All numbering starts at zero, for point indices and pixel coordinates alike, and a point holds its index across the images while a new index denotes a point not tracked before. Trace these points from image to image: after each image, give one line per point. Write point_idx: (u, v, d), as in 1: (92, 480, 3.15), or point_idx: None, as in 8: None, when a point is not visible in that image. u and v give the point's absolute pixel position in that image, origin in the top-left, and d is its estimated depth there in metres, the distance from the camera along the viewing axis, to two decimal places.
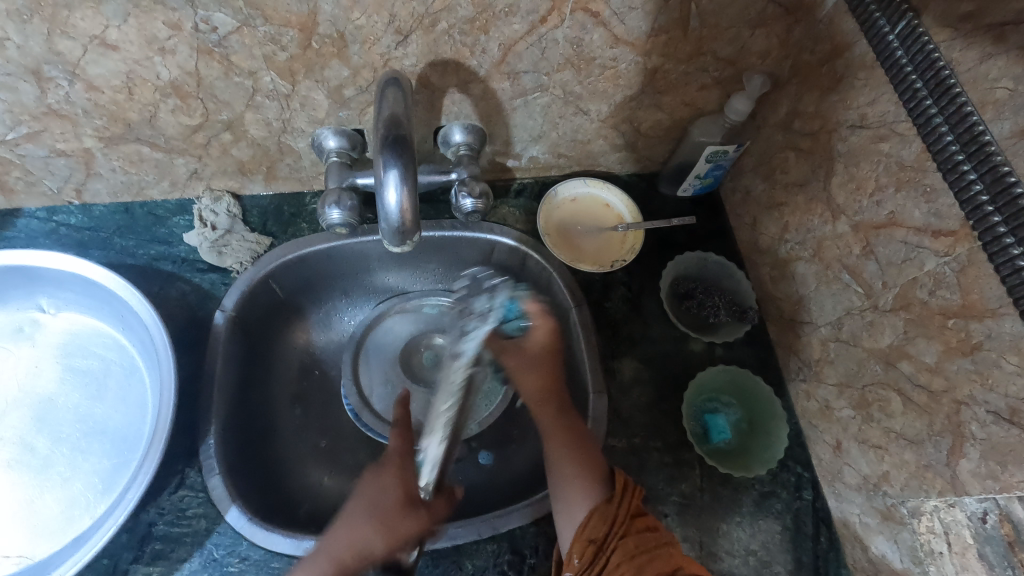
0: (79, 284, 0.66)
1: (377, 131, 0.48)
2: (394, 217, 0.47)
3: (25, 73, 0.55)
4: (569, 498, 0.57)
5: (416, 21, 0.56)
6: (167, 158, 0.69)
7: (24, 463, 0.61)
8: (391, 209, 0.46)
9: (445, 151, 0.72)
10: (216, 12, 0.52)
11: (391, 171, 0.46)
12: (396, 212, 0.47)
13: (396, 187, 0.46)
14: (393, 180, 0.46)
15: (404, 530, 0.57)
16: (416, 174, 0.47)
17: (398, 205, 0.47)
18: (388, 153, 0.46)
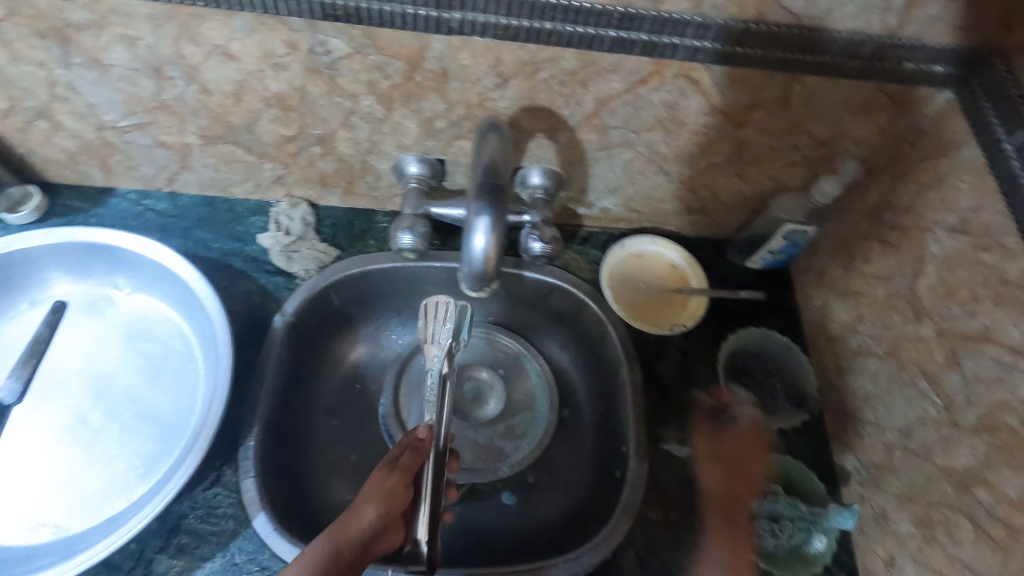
0: (156, 270, 0.69)
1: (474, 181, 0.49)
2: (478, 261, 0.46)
3: (148, 70, 0.59)
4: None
5: (519, 68, 0.57)
6: (257, 160, 0.72)
7: (75, 435, 0.63)
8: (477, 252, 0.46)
9: (518, 190, 0.71)
10: (333, 38, 0.55)
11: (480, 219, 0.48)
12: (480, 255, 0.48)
13: (485, 231, 0.46)
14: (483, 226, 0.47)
15: (385, 484, 0.58)
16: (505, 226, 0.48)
17: (483, 250, 0.46)
18: (482, 200, 0.46)
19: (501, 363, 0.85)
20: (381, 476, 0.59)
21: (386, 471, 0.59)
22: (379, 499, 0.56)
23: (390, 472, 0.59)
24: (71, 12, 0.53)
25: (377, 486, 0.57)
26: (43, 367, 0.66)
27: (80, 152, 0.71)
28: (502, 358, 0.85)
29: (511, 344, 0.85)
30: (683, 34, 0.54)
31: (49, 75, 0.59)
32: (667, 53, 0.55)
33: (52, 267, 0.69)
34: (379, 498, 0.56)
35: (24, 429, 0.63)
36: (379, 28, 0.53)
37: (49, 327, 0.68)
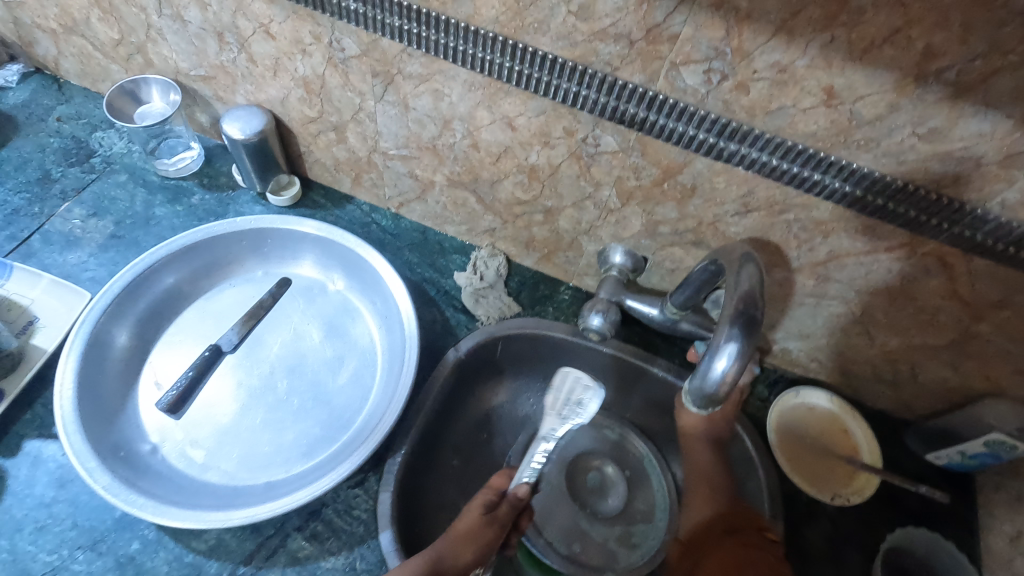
0: (371, 278, 0.77)
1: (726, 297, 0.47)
2: (712, 382, 0.45)
3: (439, 119, 0.68)
4: (695, 506, 0.66)
5: (768, 204, 0.59)
6: (481, 210, 0.80)
7: (264, 397, 0.71)
8: (715, 373, 0.45)
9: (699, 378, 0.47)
10: (608, 136, 0.60)
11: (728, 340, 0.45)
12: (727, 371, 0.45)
13: (728, 358, 0.45)
14: (731, 350, 0.44)
15: (484, 534, 0.65)
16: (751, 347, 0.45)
17: (721, 373, 0.45)
18: (737, 326, 0.44)
19: (629, 464, 0.83)
20: (482, 523, 0.66)
21: (487, 520, 0.66)
22: (477, 546, 0.64)
23: (490, 521, 0.66)
24: (407, 64, 0.63)
25: (475, 531, 0.65)
26: (257, 329, 0.76)
27: (346, 164, 0.83)
28: (632, 459, 0.83)
29: (641, 448, 0.83)
30: (956, 220, 0.52)
31: (361, 103, 0.71)
32: (923, 232, 0.54)
33: (291, 248, 0.80)
34: (476, 546, 0.64)
35: (229, 377, 0.72)
36: (654, 139, 0.58)
37: (272, 296, 0.78)
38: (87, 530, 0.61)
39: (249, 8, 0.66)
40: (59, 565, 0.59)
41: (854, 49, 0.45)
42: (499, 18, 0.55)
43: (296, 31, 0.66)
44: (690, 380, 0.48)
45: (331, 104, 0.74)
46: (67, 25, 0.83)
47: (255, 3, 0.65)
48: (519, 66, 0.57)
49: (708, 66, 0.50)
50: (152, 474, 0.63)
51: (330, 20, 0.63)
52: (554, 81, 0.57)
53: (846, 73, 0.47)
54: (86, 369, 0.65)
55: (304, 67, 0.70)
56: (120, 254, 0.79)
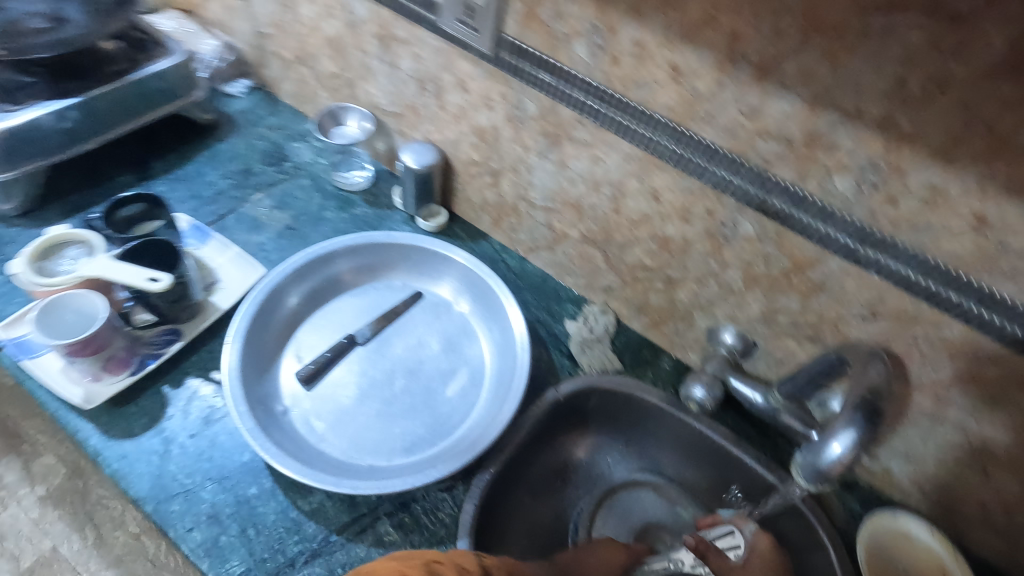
0: (495, 308, 0.85)
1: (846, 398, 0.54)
2: (826, 460, 0.52)
3: (590, 181, 0.77)
4: None
5: (897, 314, 0.61)
6: (605, 268, 0.86)
7: (381, 390, 0.79)
8: (831, 454, 0.52)
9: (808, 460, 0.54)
10: (748, 223, 0.66)
11: (841, 432, 0.52)
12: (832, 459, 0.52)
13: (843, 443, 0.52)
14: (846, 437, 0.51)
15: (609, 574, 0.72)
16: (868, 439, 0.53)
17: (836, 455, 0.52)
18: (859, 418, 0.51)
19: None
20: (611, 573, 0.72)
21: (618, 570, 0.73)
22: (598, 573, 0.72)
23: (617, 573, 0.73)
24: (577, 130, 0.73)
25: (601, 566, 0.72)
26: (387, 330, 0.85)
27: (492, 205, 0.94)
28: None
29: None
30: None
31: (524, 156, 0.82)
32: None
33: (430, 267, 0.90)
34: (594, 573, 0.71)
35: (356, 365, 0.81)
36: (791, 233, 0.63)
37: (405, 305, 0.87)
38: (219, 464, 0.70)
39: (456, 65, 0.80)
40: (191, 489, 0.68)
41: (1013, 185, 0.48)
42: (672, 106, 0.63)
43: (489, 89, 0.78)
44: (804, 454, 0.55)
45: (498, 152, 0.85)
46: (299, 56, 1.02)
47: (462, 63, 0.79)
48: (679, 148, 0.65)
49: (861, 176, 0.55)
50: (281, 430, 0.72)
51: (522, 85, 0.74)
52: (708, 165, 0.64)
53: (1000, 205, 0.50)
54: (251, 328, 0.78)
55: (484, 119, 0.82)
56: (293, 244, 0.93)
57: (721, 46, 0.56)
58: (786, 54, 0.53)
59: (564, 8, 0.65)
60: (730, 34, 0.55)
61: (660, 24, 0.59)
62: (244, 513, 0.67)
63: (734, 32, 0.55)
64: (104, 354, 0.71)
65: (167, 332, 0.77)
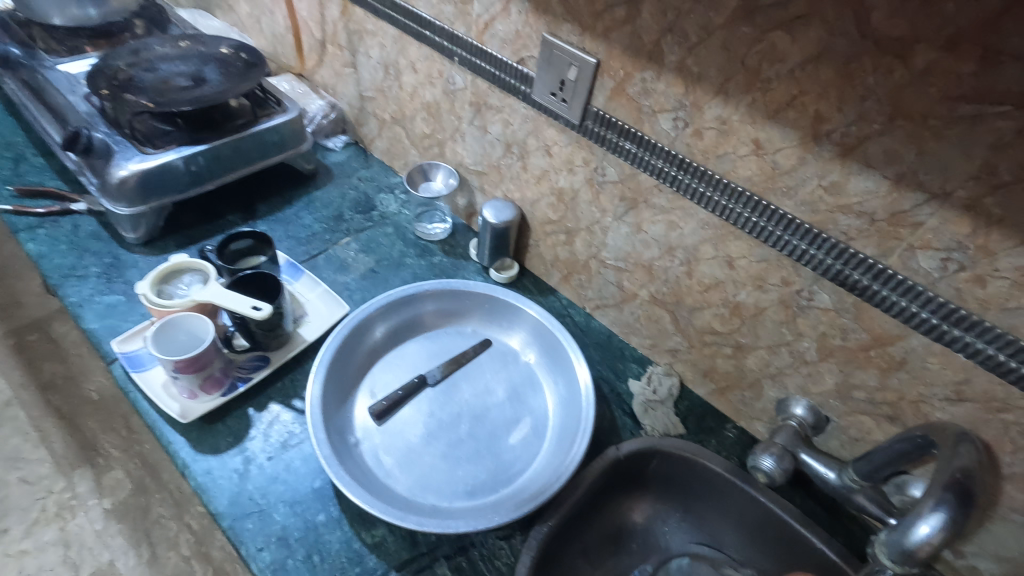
0: (563, 361, 0.87)
1: (933, 480, 0.54)
2: (912, 541, 0.51)
3: (663, 244, 0.80)
4: None
5: (985, 399, 0.59)
6: (672, 331, 0.88)
7: (447, 431, 0.81)
8: (917, 535, 0.51)
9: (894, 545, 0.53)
10: (825, 293, 0.67)
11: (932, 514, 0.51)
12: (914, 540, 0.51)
13: (932, 523, 0.51)
14: (935, 519, 0.50)
15: None
16: (958, 526, 0.51)
17: (923, 537, 0.51)
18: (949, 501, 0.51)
19: None
20: None
21: None
22: None
23: None
24: (655, 197, 0.77)
25: None
26: (456, 373, 0.88)
27: (563, 262, 0.98)
28: None
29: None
30: None
31: (600, 218, 0.86)
32: None
33: (501, 317, 0.94)
34: None
35: (424, 405, 0.84)
36: (870, 306, 0.63)
37: (474, 351, 0.91)
38: (292, 488, 0.74)
39: (543, 132, 0.87)
40: (265, 509, 0.71)
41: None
42: (753, 178, 0.66)
43: (573, 155, 0.85)
44: (889, 533, 0.54)
45: (575, 213, 0.90)
46: (396, 117, 1.12)
47: (549, 130, 0.85)
48: (756, 217, 0.68)
49: (947, 255, 0.56)
50: (352, 460, 0.76)
51: (605, 152, 0.80)
52: (785, 236, 0.67)
53: None
54: (333, 360, 0.83)
55: (566, 181, 0.88)
56: (374, 286, 1.00)
57: (805, 126, 0.60)
58: (870, 136, 0.56)
59: (652, 86, 0.70)
60: (814, 115, 0.58)
61: (744, 104, 0.63)
62: (311, 539, 0.70)
63: (818, 113, 0.58)
64: (203, 373, 0.76)
65: (255, 359, 0.84)
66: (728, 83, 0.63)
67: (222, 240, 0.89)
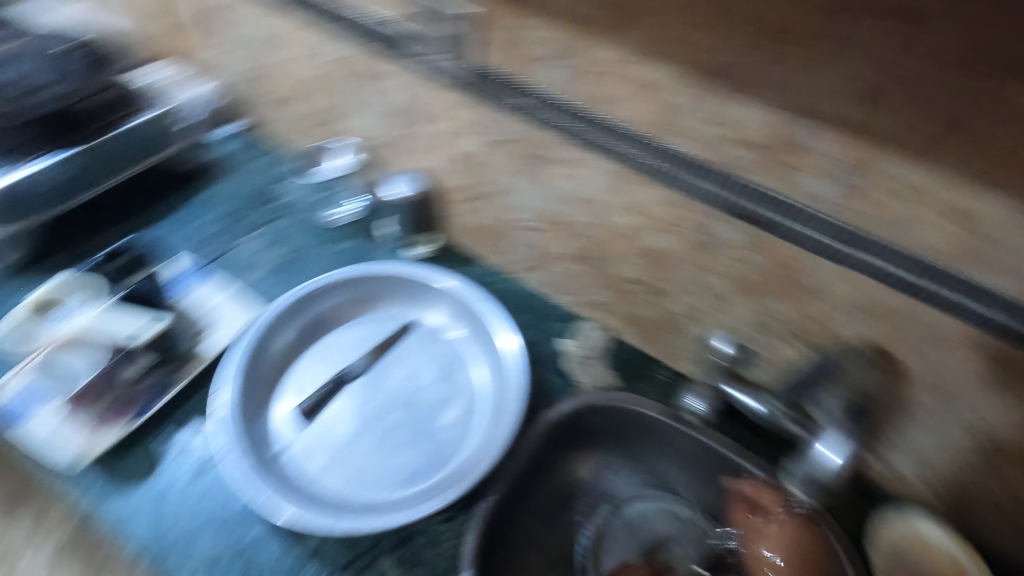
0: (489, 332, 0.85)
1: None
2: (825, 466, 0.67)
3: (572, 199, 0.79)
4: None
5: (886, 312, 0.61)
6: (595, 284, 0.86)
7: (378, 422, 0.78)
8: (828, 460, 0.66)
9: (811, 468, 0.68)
10: (727, 229, 0.67)
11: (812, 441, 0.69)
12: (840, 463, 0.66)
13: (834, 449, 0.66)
14: (838, 446, 0.66)
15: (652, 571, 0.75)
16: None
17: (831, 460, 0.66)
18: None
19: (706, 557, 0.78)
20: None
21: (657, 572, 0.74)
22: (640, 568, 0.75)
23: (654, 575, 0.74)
24: (554, 151, 0.75)
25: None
26: (382, 361, 0.85)
27: (480, 229, 0.94)
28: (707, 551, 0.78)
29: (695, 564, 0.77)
30: None
31: (506, 179, 0.84)
32: None
33: (423, 296, 0.91)
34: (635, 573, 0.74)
35: (352, 399, 0.80)
36: (772, 235, 0.63)
37: (399, 335, 0.88)
38: (218, 509, 0.70)
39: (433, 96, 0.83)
40: (190, 536, 0.67)
41: (991, 167, 0.48)
42: (640, 119, 0.65)
43: (466, 116, 0.81)
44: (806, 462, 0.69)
45: (483, 177, 0.86)
46: (282, 97, 1.04)
47: (439, 94, 0.82)
48: (653, 159, 0.67)
49: (832, 174, 0.56)
50: (277, 470, 0.72)
51: (497, 109, 0.77)
52: (682, 174, 0.65)
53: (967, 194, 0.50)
54: (247, 369, 0.79)
55: (465, 145, 0.85)
56: (284, 280, 0.94)
57: (679, 57, 0.58)
58: (740, 61, 0.55)
59: (530, 34, 0.68)
60: (686, 44, 0.57)
61: (625, 42, 0.61)
62: (242, 558, 0.66)
63: (689, 41, 0.56)
64: (105, 402, 0.76)
65: (158, 382, 0.78)
66: (605, 22, 0.61)
67: (87, 270, 0.89)
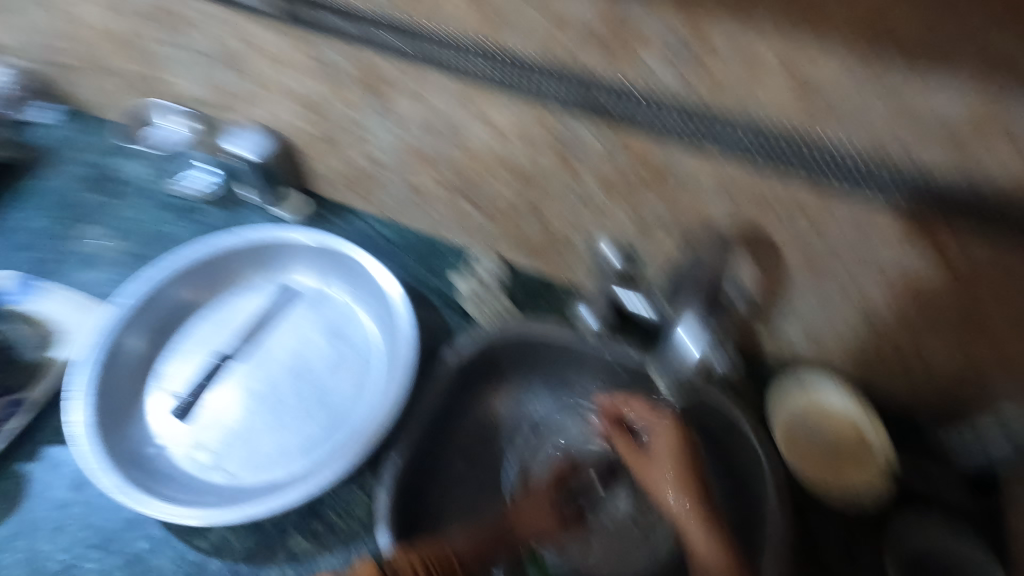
0: (371, 283, 0.79)
1: None
2: (686, 360, 0.66)
3: (425, 125, 0.73)
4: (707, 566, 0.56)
5: (746, 186, 0.60)
6: (473, 211, 0.81)
7: (266, 399, 0.73)
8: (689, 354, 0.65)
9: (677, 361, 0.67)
10: (585, 129, 0.64)
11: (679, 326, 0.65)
12: (699, 356, 0.65)
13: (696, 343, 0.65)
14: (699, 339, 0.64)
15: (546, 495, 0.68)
16: None
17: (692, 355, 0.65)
18: None
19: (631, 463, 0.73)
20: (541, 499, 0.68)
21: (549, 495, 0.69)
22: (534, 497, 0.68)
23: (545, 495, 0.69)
24: (393, 75, 0.69)
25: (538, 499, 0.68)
26: (263, 335, 0.78)
27: (344, 175, 0.86)
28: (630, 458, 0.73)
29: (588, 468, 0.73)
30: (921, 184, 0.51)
31: (354, 114, 0.76)
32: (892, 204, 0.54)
33: (296, 258, 0.83)
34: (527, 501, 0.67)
35: (234, 382, 0.74)
36: (628, 129, 0.61)
37: (276, 305, 0.81)
38: (100, 528, 0.64)
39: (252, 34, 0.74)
40: (72, 563, 0.62)
41: (800, 17, 0.48)
42: (467, 20, 0.61)
43: (293, 50, 0.73)
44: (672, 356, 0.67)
45: (330, 117, 0.78)
46: (90, 60, 0.90)
47: (257, 30, 0.73)
48: (495, 69, 0.63)
49: (666, 50, 0.54)
50: (158, 475, 0.67)
51: (323, 37, 0.70)
52: (531, 75, 0.62)
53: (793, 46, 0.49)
54: (104, 374, 0.71)
55: (301, 85, 0.77)
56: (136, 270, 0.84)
57: None
58: None
59: None
60: None
61: None
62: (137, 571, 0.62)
63: None
64: None
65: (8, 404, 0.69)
66: None
67: None
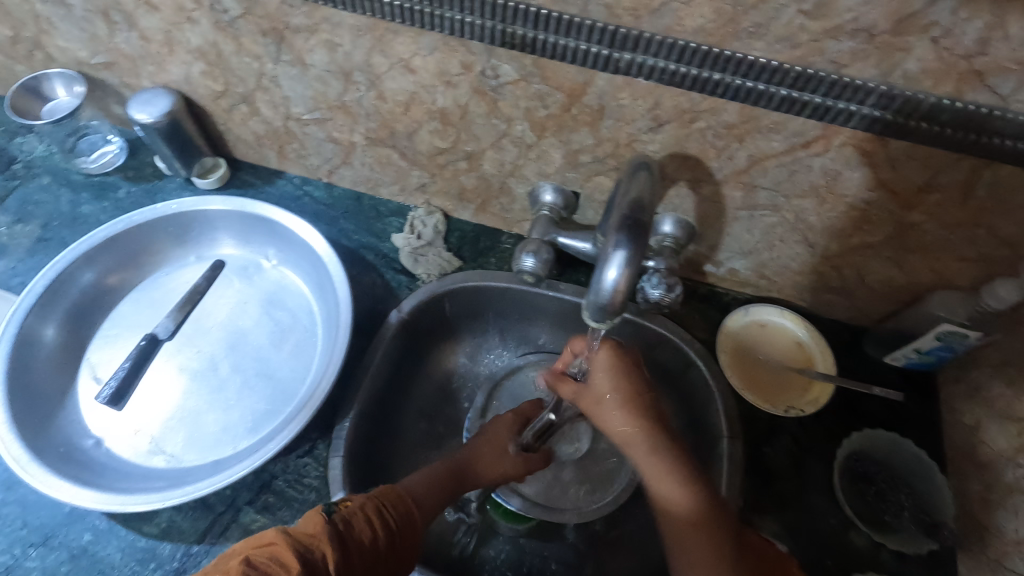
0: (304, 249, 0.76)
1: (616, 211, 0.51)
2: (605, 291, 0.49)
3: (338, 73, 0.67)
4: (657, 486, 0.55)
5: (677, 114, 0.57)
6: (406, 165, 0.78)
7: (205, 377, 0.70)
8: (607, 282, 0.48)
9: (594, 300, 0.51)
10: (505, 64, 0.59)
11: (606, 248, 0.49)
12: (619, 285, 0.48)
13: (618, 266, 0.48)
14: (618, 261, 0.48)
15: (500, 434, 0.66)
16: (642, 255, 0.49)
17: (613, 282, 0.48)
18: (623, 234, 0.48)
19: None
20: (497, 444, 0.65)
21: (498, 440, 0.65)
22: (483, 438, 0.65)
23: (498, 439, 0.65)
24: (293, 17, 0.62)
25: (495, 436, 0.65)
26: (195, 313, 0.75)
27: (266, 137, 0.81)
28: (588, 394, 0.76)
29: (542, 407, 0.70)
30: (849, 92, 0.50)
31: (260, 67, 0.70)
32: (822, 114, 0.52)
33: (224, 231, 0.80)
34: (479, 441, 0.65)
35: (168, 364, 0.71)
36: (549, 60, 0.57)
37: (207, 280, 0.77)
38: (38, 525, 0.61)
39: None
40: (12, 564, 0.59)
41: None
42: None
43: None
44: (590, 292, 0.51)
45: (236, 73, 0.72)
46: None
47: None
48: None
49: None
50: (92, 466, 0.63)
51: None
52: (439, 12, 0.57)
53: None
54: (14, 368, 0.65)
55: (195, 36, 0.69)
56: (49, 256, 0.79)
57: None
58: None
59: None
60: None
61: None
62: (82, 565, 0.60)
63: None
64: None
65: None
66: None
67: None
